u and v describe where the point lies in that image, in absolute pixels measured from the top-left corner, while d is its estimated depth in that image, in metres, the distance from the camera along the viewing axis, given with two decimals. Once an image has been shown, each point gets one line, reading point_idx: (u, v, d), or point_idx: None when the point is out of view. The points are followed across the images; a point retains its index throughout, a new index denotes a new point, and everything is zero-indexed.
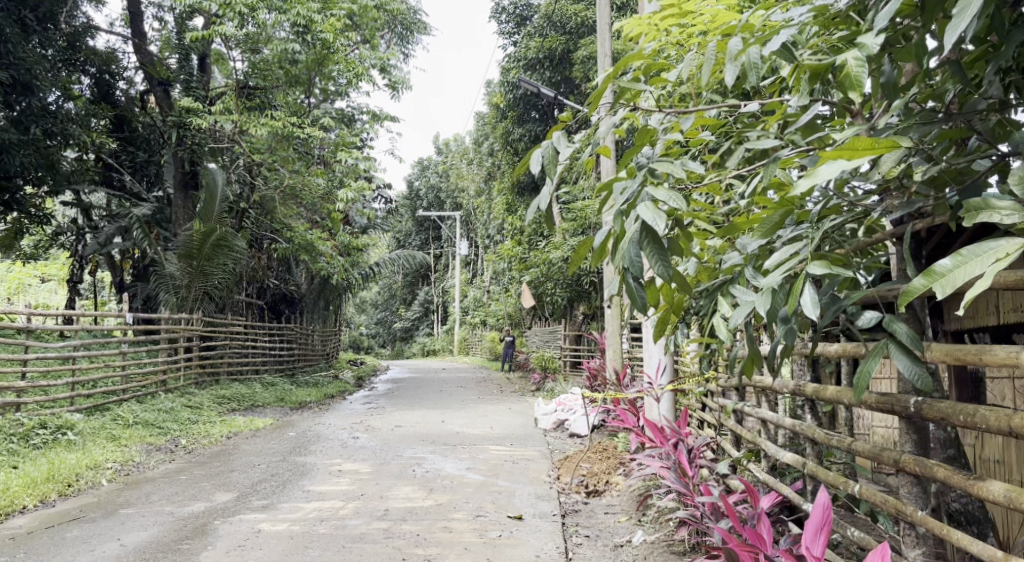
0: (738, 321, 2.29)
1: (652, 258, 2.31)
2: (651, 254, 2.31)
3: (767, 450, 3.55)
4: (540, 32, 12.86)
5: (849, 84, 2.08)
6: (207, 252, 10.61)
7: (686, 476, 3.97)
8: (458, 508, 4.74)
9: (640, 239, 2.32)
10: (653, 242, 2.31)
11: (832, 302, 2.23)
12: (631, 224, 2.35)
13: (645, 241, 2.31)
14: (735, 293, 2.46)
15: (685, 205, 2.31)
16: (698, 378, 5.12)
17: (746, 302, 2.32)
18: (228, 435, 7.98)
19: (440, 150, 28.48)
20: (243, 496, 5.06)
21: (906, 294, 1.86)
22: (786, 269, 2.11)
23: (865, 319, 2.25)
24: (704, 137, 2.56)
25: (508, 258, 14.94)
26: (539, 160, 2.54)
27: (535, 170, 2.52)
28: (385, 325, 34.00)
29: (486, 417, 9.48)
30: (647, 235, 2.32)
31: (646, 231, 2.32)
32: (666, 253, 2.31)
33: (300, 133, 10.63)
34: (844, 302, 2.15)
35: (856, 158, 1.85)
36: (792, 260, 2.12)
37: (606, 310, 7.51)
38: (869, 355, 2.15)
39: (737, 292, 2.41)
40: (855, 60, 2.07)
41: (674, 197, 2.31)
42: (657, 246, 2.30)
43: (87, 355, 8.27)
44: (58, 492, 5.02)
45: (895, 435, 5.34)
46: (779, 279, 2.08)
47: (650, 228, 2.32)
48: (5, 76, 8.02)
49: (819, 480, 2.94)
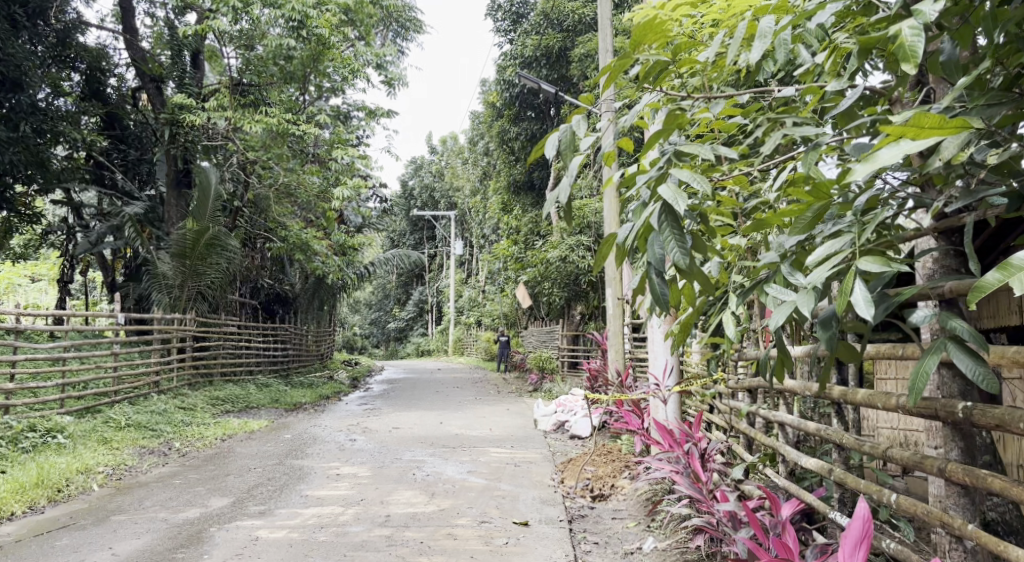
0: (777, 322, 2.18)
1: (669, 244, 2.15)
2: (670, 240, 2.15)
3: (784, 453, 3.41)
4: (536, 30, 12.74)
5: (902, 56, 1.90)
6: (200, 251, 10.44)
7: (699, 481, 3.85)
8: (462, 513, 4.61)
9: (660, 225, 2.17)
10: (671, 224, 2.17)
11: (880, 300, 2.13)
12: (654, 208, 2.20)
13: (665, 223, 2.17)
14: (768, 294, 2.33)
15: (710, 188, 2.16)
16: (706, 379, 4.99)
17: (786, 301, 2.21)
18: (222, 437, 7.82)
19: (434, 149, 28.35)
20: (239, 501, 4.91)
21: (981, 290, 1.78)
22: (832, 265, 2.01)
23: (918, 316, 2.13)
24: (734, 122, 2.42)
25: (503, 258, 14.79)
26: (557, 144, 2.40)
27: (552, 156, 2.38)
28: (378, 326, 33.79)
29: (485, 418, 9.34)
30: (667, 219, 2.17)
31: (665, 213, 2.17)
32: (685, 237, 2.16)
33: (295, 130, 10.47)
34: (894, 301, 2.06)
35: (922, 138, 1.78)
36: (837, 255, 2.02)
37: (607, 309, 7.37)
38: (925, 356, 2.04)
39: (774, 290, 2.28)
40: (911, 28, 1.89)
41: (699, 179, 2.16)
42: (676, 230, 2.15)
43: (78, 356, 8.10)
44: (47, 498, 4.86)
45: (903, 436, 5.26)
46: (826, 275, 1.99)
47: (670, 210, 2.17)
48: None
49: (848, 487, 2.82)
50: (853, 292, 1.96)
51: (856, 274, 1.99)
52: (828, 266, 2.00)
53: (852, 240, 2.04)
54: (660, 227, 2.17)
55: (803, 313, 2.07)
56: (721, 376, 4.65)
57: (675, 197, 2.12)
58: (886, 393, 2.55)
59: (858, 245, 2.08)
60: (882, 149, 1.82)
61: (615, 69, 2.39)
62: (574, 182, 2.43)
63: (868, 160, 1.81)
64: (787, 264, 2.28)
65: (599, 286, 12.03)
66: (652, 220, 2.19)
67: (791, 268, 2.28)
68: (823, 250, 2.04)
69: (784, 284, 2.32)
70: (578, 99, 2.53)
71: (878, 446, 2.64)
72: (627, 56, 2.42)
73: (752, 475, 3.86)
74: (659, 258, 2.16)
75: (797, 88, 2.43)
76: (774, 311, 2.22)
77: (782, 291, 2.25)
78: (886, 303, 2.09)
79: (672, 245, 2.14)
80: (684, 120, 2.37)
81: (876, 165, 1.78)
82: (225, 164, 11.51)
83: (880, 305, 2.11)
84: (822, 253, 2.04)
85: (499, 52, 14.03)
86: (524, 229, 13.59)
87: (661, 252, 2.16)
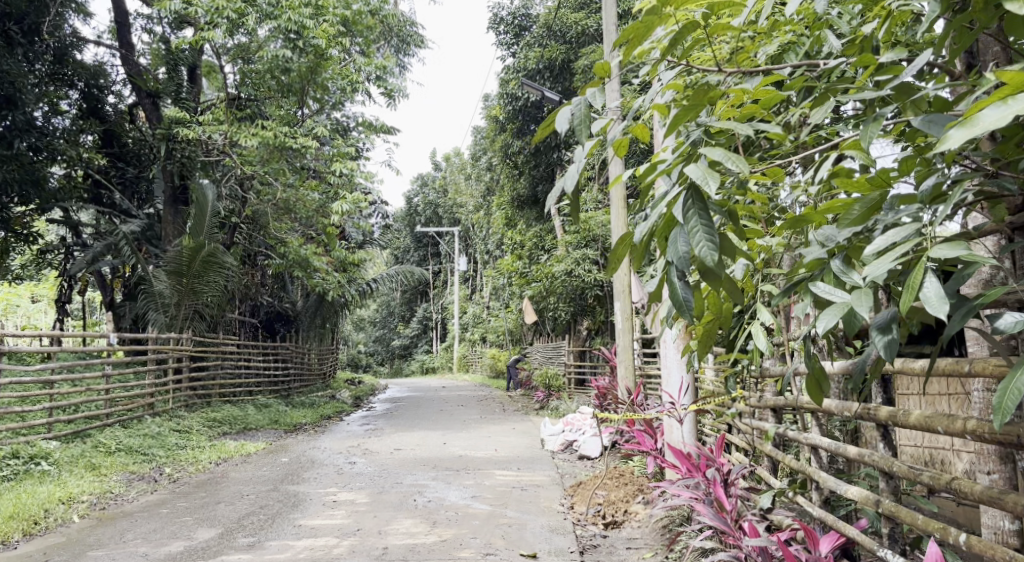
0: (828, 326, 1.96)
1: (696, 234, 1.91)
2: (697, 229, 1.91)
3: (818, 479, 3.08)
4: (540, 42, 12.49)
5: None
6: (196, 269, 10.14)
7: (723, 510, 3.55)
8: (465, 544, 4.30)
9: (686, 215, 1.93)
10: (699, 208, 1.93)
11: (958, 303, 1.86)
12: (678, 199, 1.95)
13: (691, 211, 1.93)
14: (818, 292, 2.07)
15: (746, 169, 1.93)
16: (724, 397, 4.65)
17: (839, 304, 1.99)
18: (218, 461, 7.51)
19: (438, 165, 28.08)
20: (228, 532, 4.59)
21: None
22: (893, 257, 1.77)
23: (1005, 322, 1.83)
24: (783, 95, 2.13)
25: (508, 272, 14.47)
26: (568, 119, 2.11)
27: (563, 132, 2.08)
28: (383, 343, 33.39)
29: (490, 438, 9.00)
30: (693, 206, 1.93)
31: (693, 198, 1.93)
32: (713, 224, 1.92)
33: (292, 143, 10.13)
34: (976, 303, 1.78)
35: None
36: (901, 247, 1.78)
37: (617, 324, 7.06)
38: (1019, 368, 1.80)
39: (824, 290, 2.03)
40: None
41: (734, 159, 1.92)
42: (704, 218, 1.91)
43: (67, 379, 7.80)
44: (22, 532, 4.57)
45: (940, 458, 4.93)
46: (889, 266, 1.77)
47: (697, 194, 1.94)
48: None
49: (898, 520, 2.51)
50: (924, 288, 1.75)
51: (927, 267, 1.76)
52: (892, 256, 1.78)
53: (919, 227, 1.79)
54: (686, 217, 1.93)
55: (862, 314, 1.87)
56: (741, 395, 4.32)
57: (705, 175, 1.89)
58: (949, 415, 2.28)
59: (929, 234, 1.81)
60: (983, 110, 1.60)
61: (642, 27, 2.06)
62: (584, 169, 2.16)
63: (966, 123, 1.60)
64: (839, 259, 2.02)
65: (605, 301, 11.73)
66: (677, 209, 1.95)
67: (843, 263, 2.04)
68: (884, 239, 1.81)
69: (833, 283, 2.08)
70: (594, 68, 2.23)
71: (936, 475, 2.34)
72: (653, 16, 2.07)
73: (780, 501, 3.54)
74: (683, 256, 1.91)
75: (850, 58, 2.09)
76: (824, 314, 1.98)
77: (832, 291, 2.03)
78: (964, 304, 1.84)
79: (699, 241, 1.90)
80: (716, 94, 2.02)
81: (978, 128, 1.57)
82: (223, 180, 11.31)
83: (958, 309, 1.86)
84: (881, 244, 1.80)
85: (501, 65, 13.78)
86: (527, 243, 13.34)
87: (686, 249, 1.91)
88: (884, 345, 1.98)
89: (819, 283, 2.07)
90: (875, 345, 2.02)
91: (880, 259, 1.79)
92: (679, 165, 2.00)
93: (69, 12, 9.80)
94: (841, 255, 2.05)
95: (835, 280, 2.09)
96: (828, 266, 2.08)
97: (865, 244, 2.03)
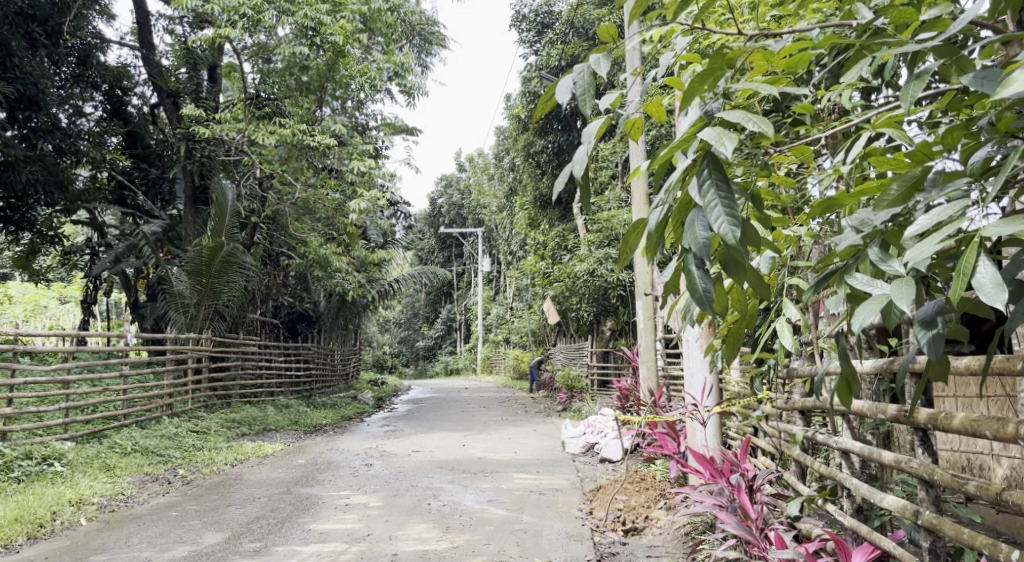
0: (866, 322, 1.76)
1: (715, 211, 1.73)
2: (716, 205, 1.74)
3: (851, 487, 2.87)
4: (562, 38, 12.25)
5: None
6: (216, 269, 10.08)
7: (748, 519, 3.35)
8: (477, 552, 4.14)
9: (704, 191, 1.76)
10: (717, 179, 1.76)
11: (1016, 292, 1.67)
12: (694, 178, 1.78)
13: (709, 186, 1.76)
14: (853, 284, 1.87)
15: (770, 131, 1.75)
16: (749, 398, 4.43)
17: (876, 297, 1.80)
18: (233, 462, 7.40)
19: (462, 166, 28.01)
20: (235, 537, 4.47)
21: None
22: (943, 237, 1.58)
23: None
24: (812, 55, 1.96)
25: (531, 272, 14.30)
26: (570, 90, 1.94)
27: (565, 103, 1.91)
28: (408, 344, 33.31)
29: (511, 440, 8.82)
30: (713, 180, 1.76)
31: (711, 170, 1.77)
32: (735, 200, 1.75)
33: (310, 141, 9.98)
34: None
35: None
36: (951, 226, 1.60)
37: (639, 324, 6.83)
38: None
39: (859, 282, 1.84)
40: None
41: (755, 120, 1.75)
42: (723, 192, 1.75)
43: (86, 379, 7.74)
44: (26, 535, 4.48)
45: (985, 464, 4.65)
46: (934, 250, 1.58)
47: (716, 163, 1.77)
48: (9, 90, 7.55)
49: (940, 533, 2.29)
50: (978, 274, 1.57)
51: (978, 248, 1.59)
52: (938, 237, 1.58)
53: (970, 200, 1.60)
54: (705, 192, 1.76)
55: (904, 306, 1.68)
56: (767, 396, 4.10)
57: (721, 139, 1.72)
58: (998, 418, 2.06)
59: (982, 210, 1.62)
60: None
61: None
62: (589, 148, 1.99)
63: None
64: (877, 246, 1.83)
65: (630, 301, 11.50)
66: (694, 184, 1.78)
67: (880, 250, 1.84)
68: (928, 219, 1.62)
69: (870, 275, 1.88)
70: (599, 34, 2.07)
71: (985, 486, 2.12)
72: None
73: (809, 509, 3.34)
74: (701, 240, 1.75)
75: (887, 12, 1.89)
76: (860, 310, 1.79)
77: (869, 283, 1.83)
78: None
79: (721, 219, 1.73)
80: (733, 56, 1.85)
81: None
82: (243, 179, 11.24)
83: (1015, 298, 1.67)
84: (925, 224, 1.61)
85: (524, 63, 13.60)
86: (550, 243, 13.15)
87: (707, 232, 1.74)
88: (928, 342, 1.79)
89: (855, 274, 1.88)
90: (917, 342, 1.83)
91: (921, 242, 1.60)
92: (695, 135, 1.84)
93: (93, 15, 9.79)
94: (878, 241, 1.86)
95: (869, 271, 1.90)
96: (864, 254, 1.88)
97: (904, 229, 1.84)
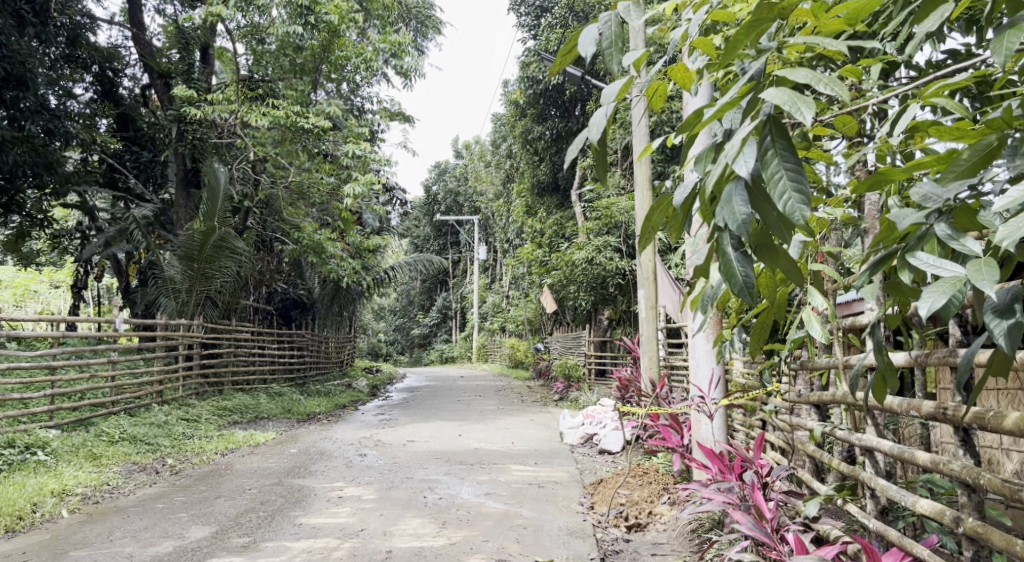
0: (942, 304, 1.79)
1: (780, 184, 1.71)
2: (780, 177, 1.71)
3: (876, 487, 2.70)
4: (562, 22, 11.98)
5: None
6: (207, 254, 9.88)
7: (764, 519, 3.17)
8: (475, 549, 3.96)
9: (767, 157, 1.73)
10: (781, 146, 1.73)
11: None
12: (754, 144, 1.75)
13: (771, 153, 1.73)
14: (920, 263, 1.87)
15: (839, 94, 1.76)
16: (758, 391, 4.24)
17: (950, 279, 1.82)
18: (224, 451, 7.22)
19: (458, 153, 27.79)
20: (222, 531, 4.29)
21: None
22: None
23: None
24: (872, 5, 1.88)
25: (528, 261, 14.11)
26: (596, 42, 1.86)
27: (590, 59, 1.83)
28: (404, 331, 33.12)
29: (507, 430, 8.65)
30: (775, 146, 1.74)
31: (773, 133, 1.74)
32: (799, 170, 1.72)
33: (304, 123, 9.70)
34: None
35: None
36: None
37: (640, 313, 6.64)
38: None
39: (929, 262, 1.85)
40: None
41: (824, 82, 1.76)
42: (787, 159, 1.72)
43: (72, 366, 7.53)
44: (4, 528, 4.30)
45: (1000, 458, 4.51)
46: None
47: (779, 128, 1.74)
48: None
49: (988, 541, 2.12)
50: None
51: None
52: None
53: None
54: (769, 160, 1.73)
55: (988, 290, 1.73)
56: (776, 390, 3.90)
57: (795, 101, 1.70)
58: None
59: None
60: None
61: None
62: (610, 112, 1.90)
63: None
64: (945, 224, 1.85)
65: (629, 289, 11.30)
66: (756, 148, 1.75)
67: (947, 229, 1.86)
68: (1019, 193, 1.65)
69: (933, 254, 1.89)
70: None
71: None
72: None
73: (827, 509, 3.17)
74: (744, 220, 1.74)
75: None
76: (934, 293, 1.81)
77: (937, 264, 1.85)
78: None
79: (788, 192, 1.70)
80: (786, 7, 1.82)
81: None
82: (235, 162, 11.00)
83: None
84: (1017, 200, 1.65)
85: (523, 48, 13.34)
86: (548, 231, 12.97)
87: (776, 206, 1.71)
88: (1003, 329, 1.82)
89: (919, 253, 1.88)
90: (989, 326, 1.84)
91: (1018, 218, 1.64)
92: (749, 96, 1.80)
93: None
94: (945, 217, 1.86)
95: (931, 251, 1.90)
96: (928, 233, 1.89)
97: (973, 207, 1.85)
